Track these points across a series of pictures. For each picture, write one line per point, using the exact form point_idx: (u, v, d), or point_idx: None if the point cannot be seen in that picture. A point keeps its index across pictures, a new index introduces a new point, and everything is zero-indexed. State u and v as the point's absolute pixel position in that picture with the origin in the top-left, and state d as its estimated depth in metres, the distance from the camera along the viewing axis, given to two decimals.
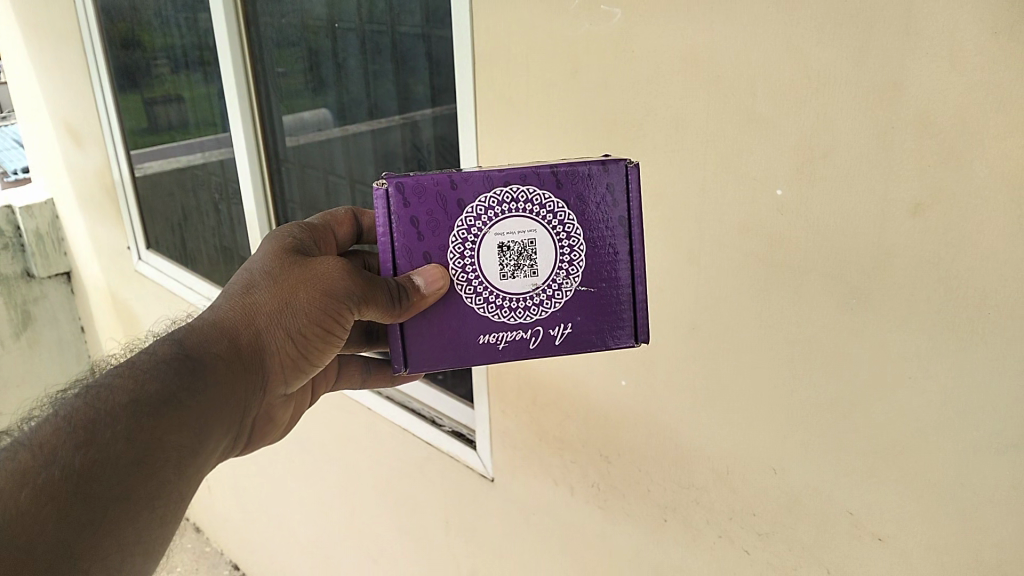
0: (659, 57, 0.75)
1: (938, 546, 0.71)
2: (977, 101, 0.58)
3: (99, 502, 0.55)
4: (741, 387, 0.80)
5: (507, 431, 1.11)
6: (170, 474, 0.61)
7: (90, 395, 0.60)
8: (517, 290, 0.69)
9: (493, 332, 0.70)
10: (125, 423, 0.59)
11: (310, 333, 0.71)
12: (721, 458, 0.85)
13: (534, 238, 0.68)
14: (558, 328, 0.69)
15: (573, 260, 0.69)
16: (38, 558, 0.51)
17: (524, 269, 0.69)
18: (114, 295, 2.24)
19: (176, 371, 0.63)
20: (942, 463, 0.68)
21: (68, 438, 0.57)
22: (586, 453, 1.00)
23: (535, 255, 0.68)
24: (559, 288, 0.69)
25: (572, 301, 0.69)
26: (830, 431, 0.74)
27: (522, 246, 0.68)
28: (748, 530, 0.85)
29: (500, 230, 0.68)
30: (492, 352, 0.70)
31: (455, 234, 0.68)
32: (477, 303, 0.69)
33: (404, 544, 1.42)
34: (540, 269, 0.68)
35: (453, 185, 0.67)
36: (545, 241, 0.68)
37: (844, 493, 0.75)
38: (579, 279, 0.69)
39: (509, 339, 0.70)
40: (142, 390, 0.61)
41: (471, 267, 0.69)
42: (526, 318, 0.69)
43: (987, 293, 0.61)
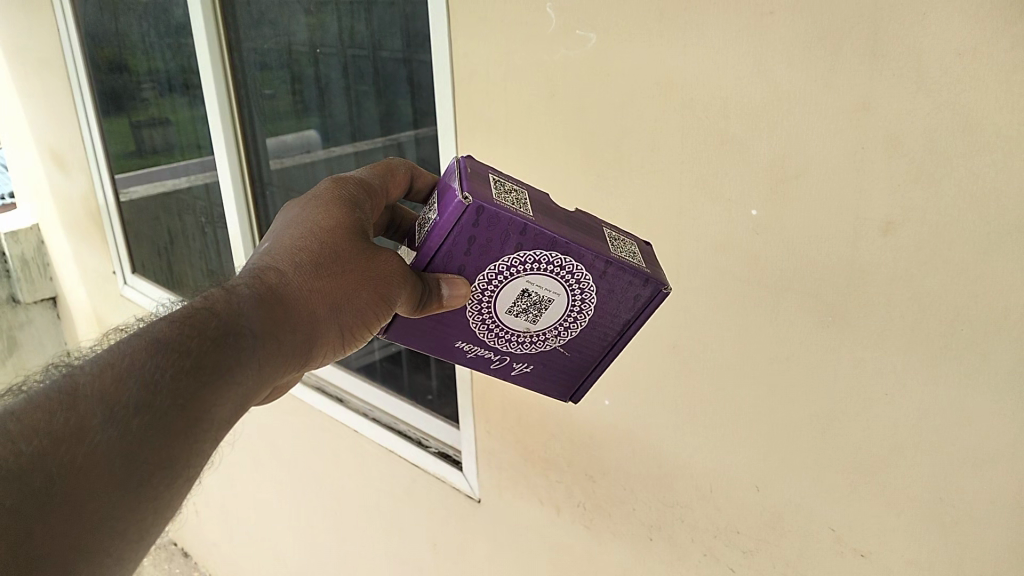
0: (633, 82, 0.76)
1: (918, 560, 0.71)
2: (944, 122, 0.59)
3: (150, 467, 0.50)
4: (722, 405, 0.80)
5: (493, 452, 1.11)
6: (213, 442, 0.55)
7: (152, 347, 0.53)
8: (511, 324, 0.70)
9: (472, 343, 0.71)
10: (190, 387, 0.53)
11: (357, 325, 0.66)
12: (704, 476, 0.85)
13: (551, 305, 0.67)
14: (519, 362, 0.73)
15: (567, 329, 0.70)
16: (90, 520, 0.46)
17: (527, 317, 0.69)
18: (100, 320, 2.23)
19: (237, 337, 0.57)
20: (920, 478, 0.69)
21: (128, 395, 0.50)
22: (571, 472, 1.00)
23: (542, 315, 0.68)
24: (542, 339, 0.71)
25: (544, 351, 0.72)
26: (809, 447, 0.75)
27: (539, 303, 0.67)
28: (733, 547, 0.85)
29: (533, 281, 0.66)
30: (457, 354, 0.73)
31: (496, 264, 0.65)
32: (476, 321, 0.69)
33: (393, 566, 1.41)
34: (538, 324, 0.69)
35: (523, 232, 0.63)
36: (558, 310, 0.68)
37: (825, 509, 0.76)
38: (564, 341, 0.71)
39: (477, 354, 0.72)
40: (205, 353, 0.55)
41: (490, 293, 0.67)
42: (503, 347, 0.72)
43: (959, 308, 0.62)
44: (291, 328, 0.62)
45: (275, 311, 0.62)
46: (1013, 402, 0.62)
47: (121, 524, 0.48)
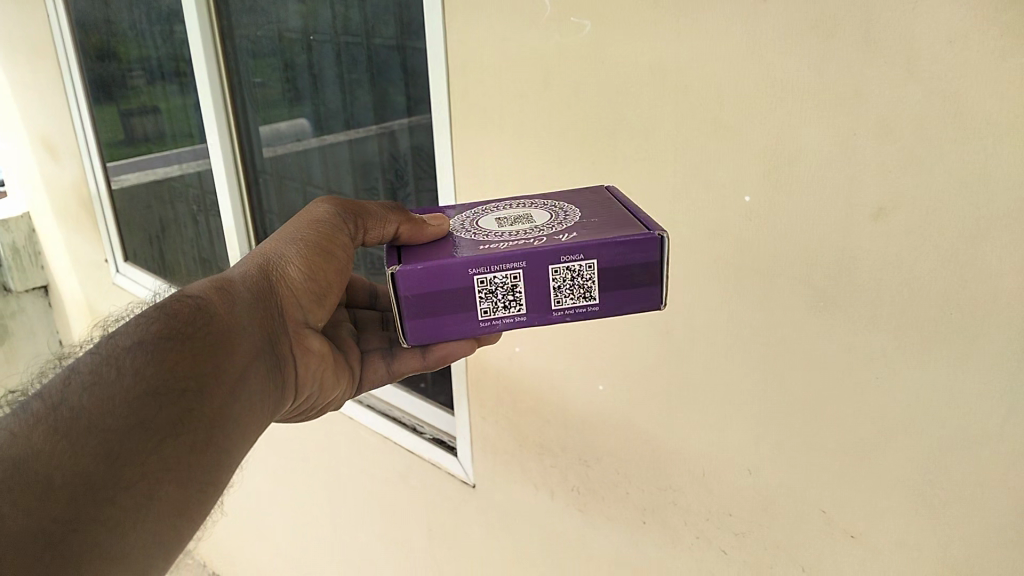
0: (627, 68, 0.77)
1: (908, 542, 0.72)
2: (934, 110, 0.59)
3: (116, 435, 0.54)
4: (715, 389, 0.81)
5: (487, 437, 1.11)
6: (186, 396, 0.58)
7: (97, 346, 0.60)
8: (515, 228, 0.68)
9: (492, 240, 0.65)
10: (134, 359, 0.58)
11: (312, 262, 0.72)
12: (697, 459, 0.86)
13: (531, 212, 0.71)
14: (563, 234, 0.64)
15: (570, 214, 0.70)
16: (60, 495, 0.50)
17: (523, 220, 0.69)
18: (93, 308, 2.22)
19: (182, 307, 0.64)
20: (909, 461, 0.70)
21: (75, 382, 0.56)
22: (565, 457, 1.01)
23: (533, 216, 0.70)
24: (560, 223, 0.67)
25: (578, 225, 0.66)
26: (801, 430, 0.76)
27: (519, 216, 0.71)
28: (725, 531, 0.86)
29: (500, 212, 0.73)
30: (490, 249, 0.63)
31: (458, 216, 0.73)
32: (475, 234, 0.67)
33: (387, 552, 1.42)
34: (538, 219, 0.69)
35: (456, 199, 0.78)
36: (541, 212, 0.71)
37: (816, 492, 0.77)
38: (579, 218, 0.68)
39: (509, 243, 0.64)
40: (144, 327, 0.61)
41: (471, 224, 0.70)
42: (530, 234, 0.65)
43: (948, 293, 0.63)
44: (245, 293, 0.69)
45: (228, 286, 0.68)
46: (1000, 386, 0.63)
47: (105, 491, 0.51)
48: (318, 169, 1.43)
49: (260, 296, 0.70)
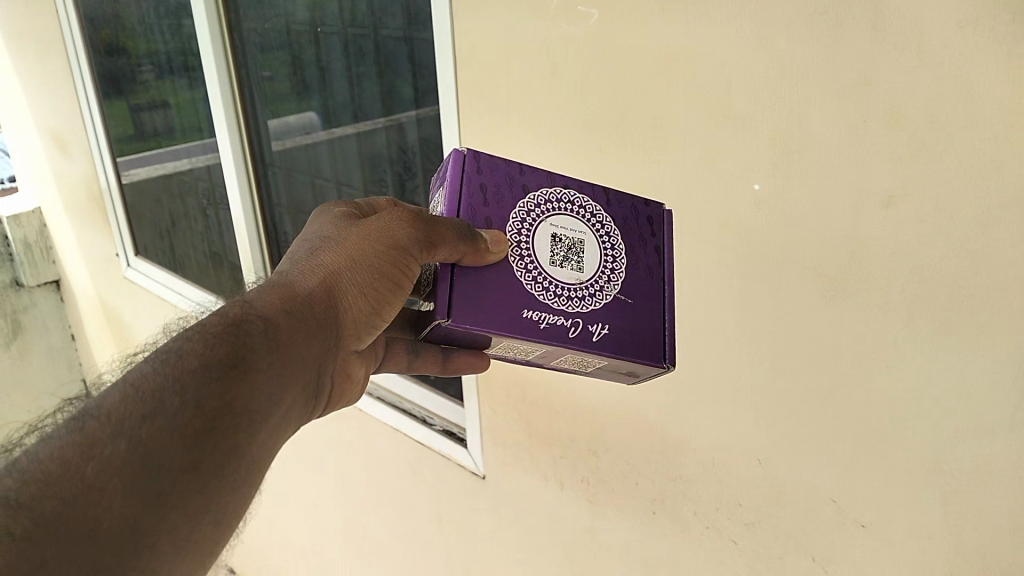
0: (635, 57, 0.76)
1: (920, 532, 0.72)
2: (944, 96, 0.59)
3: (168, 475, 0.50)
4: (725, 379, 0.81)
5: (497, 428, 1.12)
6: (239, 439, 0.55)
7: (154, 363, 0.55)
8: (560, 279, 0.66)
9: (538, 310, 0.64)
10: (192, 392, 0.53)
11: (382, 286, 0.64)
12: (707, 450, 0.86)
13: (584, 241, 0.67)
14: (594, 326, 0.66)
15: (615, 266, 0.68)
16: (105, 533, 0.47)
17: (571, 263, 0.66)
18: (105, 304, 2.23)
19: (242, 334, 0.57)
20: (921, 450, 0.69)
21: (134, 408, 0.52)
22: (575, 448, 1.01)
23: (583, 255, 0.67)
24: (600, 289, 0.67)
25: (611, 300, 0.67)
26: (812, 420, 0.76)
27: (572, 242, 0.67)
28: (735, 521, 0.86)
29: (556, 223, 0.67)
30: (532, 329, 0.64)
31: (516, 211, 0.66)
32: (526, 278, 0.65)
33: (399, 544, 1.43)
34: (585, 267, 0.67)
35: (520, 172, 0.68)
36: (592, 243, 0.67)
37: (827, 482, 0.77)
38: (620, 286, 0.68)
39: (551, 322, 0.64)
40: (202, 352, 0.56)
41: (524, 245, 0.66)
42: (570, 307, 0.65)
43: (957, 281, 0.62)
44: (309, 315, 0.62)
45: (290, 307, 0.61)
46: (1013, 374, 0.62)
47: (149, 537, 0.49)
48: (326, 162, 1.42)
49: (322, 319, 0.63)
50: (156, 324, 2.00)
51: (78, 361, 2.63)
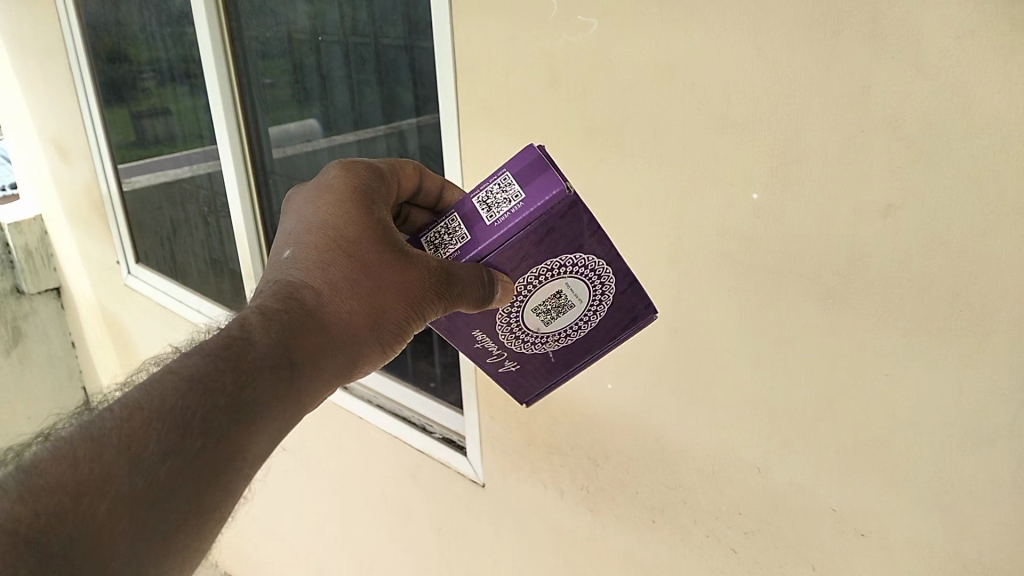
0: (635, 67, 0.76)
1: (919, 541, 0.72)
2: (942, 105, 0.59)
3: (183, 509, 0.49)
4: (724, 387, 0.81)
5: (497, 436, 1.11)
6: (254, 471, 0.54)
7: (181, 393, 0.52)
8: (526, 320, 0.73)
9: (487, 335, 0.74)
10: (225, 434, 0.52)
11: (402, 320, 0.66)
12: (706, 458, 0.86)
13: (573, 307, 0.71)
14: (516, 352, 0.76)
15: (581, 327, 0.74)
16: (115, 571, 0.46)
17: (547, 313, 0.72)
18: (105, 311, 2.23)
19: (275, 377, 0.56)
20: (920, 459, 0.69)
21: (156, 437, 0.50)
22: (575, 456, 1.01)
23: (561, 315, 0.72)
24: (551, 336, 0.74)
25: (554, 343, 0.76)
26: (811, 429, 0.76)
27: (560, 307, 0.71)
28: (735, 529, 0.86)
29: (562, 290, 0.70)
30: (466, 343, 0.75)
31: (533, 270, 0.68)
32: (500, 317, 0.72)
33: (398, 552, 1.43)
34: (553, 323, 0.73)
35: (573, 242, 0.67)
36: (577, 311, 0.72)
37: (827, 491, 0.77)
38: (569, 338, 0.75)
39: (483, 344, 0.75)
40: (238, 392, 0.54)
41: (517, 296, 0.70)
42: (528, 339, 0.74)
43: (957, 290, 0.62)
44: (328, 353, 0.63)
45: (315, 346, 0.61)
46: (1011, 384, 0.62)
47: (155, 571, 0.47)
48: (326, 169, 1.40)
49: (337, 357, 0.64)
50: (156, 331, 2.00)
51: (78, 369, 2.63)
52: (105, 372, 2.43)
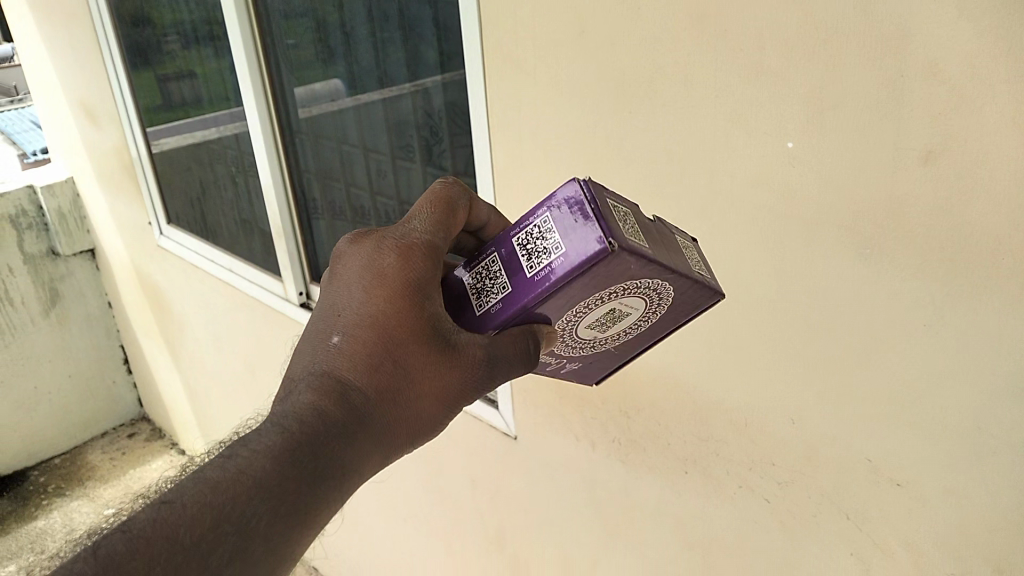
0: (666, 15, 0.75)
1: (956, 490, 0.72)
2: (986, 48, 0.57)
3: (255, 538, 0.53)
4: (757, 338, 0.81)
5: (529, 390, 1.12)
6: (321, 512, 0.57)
7: (243, 481, 0.54)
8: (583, 339, 0.68)
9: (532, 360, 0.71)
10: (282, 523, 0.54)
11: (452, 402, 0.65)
12: (739, 410, 0.86)
13: (626, 313, 0.64)
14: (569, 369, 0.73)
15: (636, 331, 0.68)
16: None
17: (599, 327, 0.66)
18: (139, 272, 2.26)
19: (327, 482, 0.57)
20: (958, 408, 0.69)
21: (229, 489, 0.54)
22: (607, 409, 1.02)
23: (617, 322, 0.65)
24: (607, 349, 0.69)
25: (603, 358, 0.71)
26: (846, 380, 0.75)
27: (611, 317, 0.65)
28: (768, 479, 0.86)
29: (615, 306, 0.63)
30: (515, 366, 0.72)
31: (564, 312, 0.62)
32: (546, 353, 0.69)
33: (434, 504, 1.45)
34: (611, 329, 0.67)
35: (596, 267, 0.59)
36: (632, 316, 0.65)
37: (862, 441, 0.76)
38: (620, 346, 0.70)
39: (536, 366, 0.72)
40: (296, 499, 0.55)
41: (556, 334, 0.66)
42: (565, 353, 0.70)
43: (998, 238, 0.61)
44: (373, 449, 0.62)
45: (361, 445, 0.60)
46: None
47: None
48: (353, 129, 1.40)
49: (383, 449, 0.63)
50: (191, 291, 2.02)
51: (115, 328, 2.67)
52: (141, 331, 2.47)
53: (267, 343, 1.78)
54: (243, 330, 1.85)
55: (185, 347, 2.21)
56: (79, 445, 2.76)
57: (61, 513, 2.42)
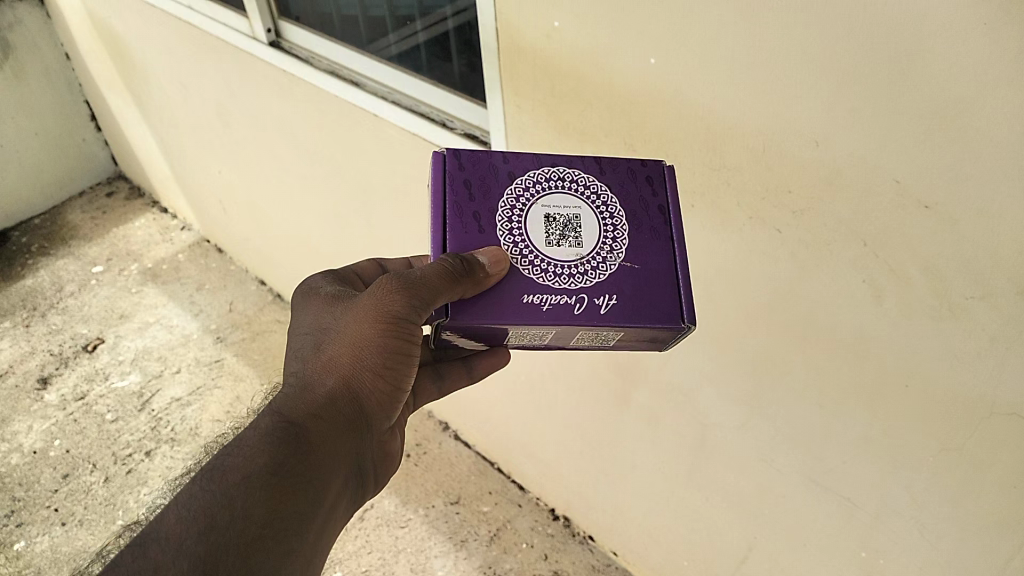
0: None
1: (992, 209, 0.67)
2: None
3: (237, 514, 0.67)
4: (786, 51, 0.71)
5: (522, 126, 1.04)
6: (297, 481, 0.71)
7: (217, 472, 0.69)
8: (562, 257, 0.75)
9: (538, 294, 0.73)
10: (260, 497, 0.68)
11: (395, 362, 0.79)
12: (756, 134, 0.79)
13: (579, 214, 0.76)
14: (600, 301, 0.73)
15: (615, 234, 0.76)
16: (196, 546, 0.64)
17: (568, 240, 0.76)
18: (93, 16, 2.07)
19: (284, 444, 0.72)
20: (1012, 118, 0.62)
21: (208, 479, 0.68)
22: (609, 143, 0.94)
23: (580, 228, 0.76)
24: (603, 260, 0.75)
25: (614, 276, 0.74)
26: (885, 93, 0.67)
27: (567, 219, 0.76)
28: (783, 210, 0.82)
29: (547, 202, 0.77)
30: (538, 312, 0.72)
31: (504, 202, 0.76)
32: (538, 276, 0.74)
33: (428, 251, 1.44)
34: (584, 240, 0.76)
35: (505, 162, 0.78)
36: (589, 216, 0.77)
37: (892, 160, 0.70)
38: (623, 253, 0.75)
39: (553, 302, 0.73)
40: (262, 452, 0.70)
41: (526, 247, 0.75)
42: (571, 285, 0.74)
43: None
44: (334, 410, 0.77)
45: (315, 409, 0.76)
46: None
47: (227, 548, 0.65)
48: None
49: (350, 409, 0.78)
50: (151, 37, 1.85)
51: (77, 82, 2.50)
52: (106, 85, 2.31)
53: (237, 92, 1.65)
54: (212, 80, 1.73)
55: (153, 100, 2.08)
56: (57, 205, 2.69)
57: (49, 272, 2.39)
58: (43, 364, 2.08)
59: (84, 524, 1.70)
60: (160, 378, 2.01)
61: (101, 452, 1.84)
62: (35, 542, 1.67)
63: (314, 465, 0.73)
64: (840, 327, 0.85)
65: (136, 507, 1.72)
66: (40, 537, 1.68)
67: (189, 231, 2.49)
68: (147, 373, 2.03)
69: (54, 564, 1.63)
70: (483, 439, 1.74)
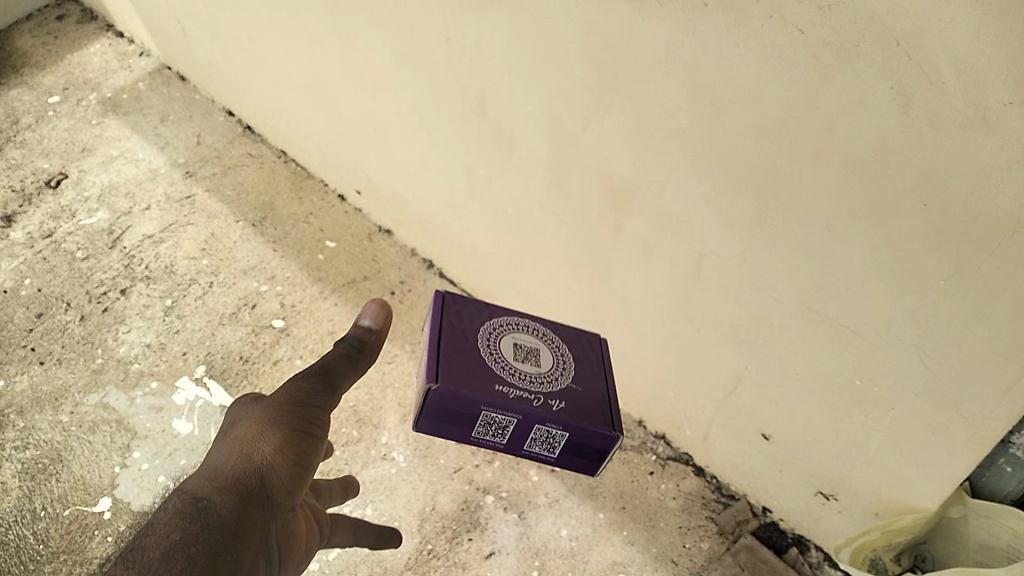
0: None
1: None
2: None
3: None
4: None
5: None
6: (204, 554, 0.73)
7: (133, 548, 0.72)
8: (526, 370, 0.93)
9: (505, 387, 0.90)
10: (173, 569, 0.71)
11: (298, 443, 0.88)
12: None
13: (541, 350, 0.96)
14: (552, 401, 0.91)
15: (567, 365, 0.96)
16: None
17: (530, 360, 0.94)
18: None
19: (196, 519, 0.76)
20: None
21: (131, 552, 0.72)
22: None
23: (540, 356, 0.95)
24: (556, 380, 0.94)
25: (564, 391, 0.93)
26: None
27: (531, 347, 0.95)
28: (809, 3, 0.74)
29: (517, 334, 0.96)
30: (502, 399, 0.89)
31: (483, 326, 0.95)
32: (506, 377, 0.91)
33: (411, 72, 1.35)
34: (543, 363, 0.95)
35: (486, 305, 0.98)
36: (547, 352, 0.96)
37: None
38: (572, 378, 0.95)
39: (517, 395, 0.90)
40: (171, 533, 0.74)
41: (495, 355, 0.93)
42: (532, 389, 0.91)
43: None
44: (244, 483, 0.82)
45: (220, 485, 0.81)
46: None
47: None
48: None
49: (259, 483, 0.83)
50: None
51: None
52: None
53: None
54: None
55: None
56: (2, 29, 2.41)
57: (0, 101, 2.21)
58: (4, 201, 1.96)
59: (63, 362, 1.65)
60: (130, 216, 1.93)
61: (74, 291, 1.77)
62: (15, 381, 1.61)
63: (226, 539, 0.76)
64: (859, 140, 0.79)
65: (116, 346, 1.68)
66: (19, 376, 1.62)
67: (147, 58, 2.33)
68: (116, 211, 1.94)
69: (36, 403, 1.58)
70: (468, 276, 1.73)
